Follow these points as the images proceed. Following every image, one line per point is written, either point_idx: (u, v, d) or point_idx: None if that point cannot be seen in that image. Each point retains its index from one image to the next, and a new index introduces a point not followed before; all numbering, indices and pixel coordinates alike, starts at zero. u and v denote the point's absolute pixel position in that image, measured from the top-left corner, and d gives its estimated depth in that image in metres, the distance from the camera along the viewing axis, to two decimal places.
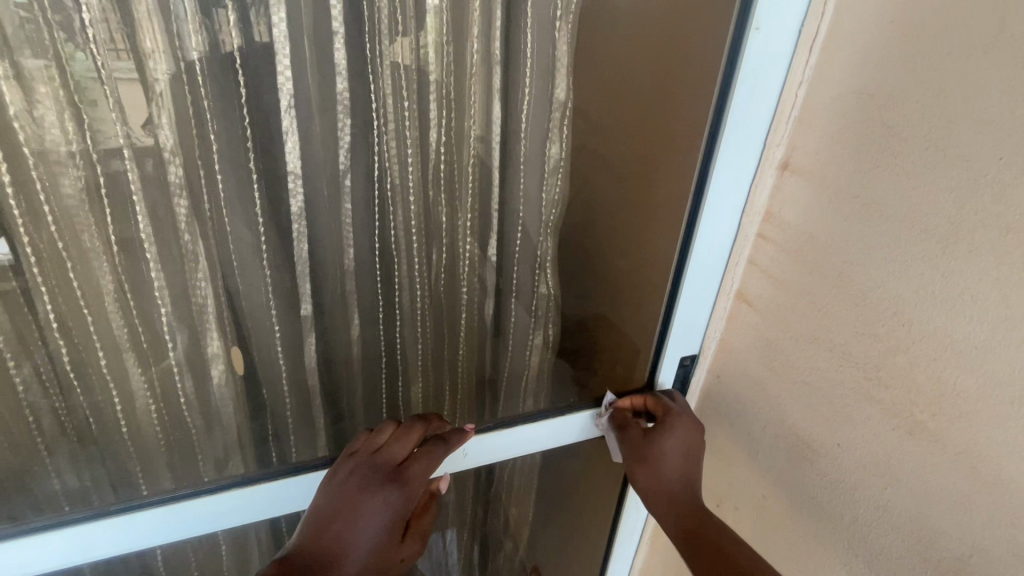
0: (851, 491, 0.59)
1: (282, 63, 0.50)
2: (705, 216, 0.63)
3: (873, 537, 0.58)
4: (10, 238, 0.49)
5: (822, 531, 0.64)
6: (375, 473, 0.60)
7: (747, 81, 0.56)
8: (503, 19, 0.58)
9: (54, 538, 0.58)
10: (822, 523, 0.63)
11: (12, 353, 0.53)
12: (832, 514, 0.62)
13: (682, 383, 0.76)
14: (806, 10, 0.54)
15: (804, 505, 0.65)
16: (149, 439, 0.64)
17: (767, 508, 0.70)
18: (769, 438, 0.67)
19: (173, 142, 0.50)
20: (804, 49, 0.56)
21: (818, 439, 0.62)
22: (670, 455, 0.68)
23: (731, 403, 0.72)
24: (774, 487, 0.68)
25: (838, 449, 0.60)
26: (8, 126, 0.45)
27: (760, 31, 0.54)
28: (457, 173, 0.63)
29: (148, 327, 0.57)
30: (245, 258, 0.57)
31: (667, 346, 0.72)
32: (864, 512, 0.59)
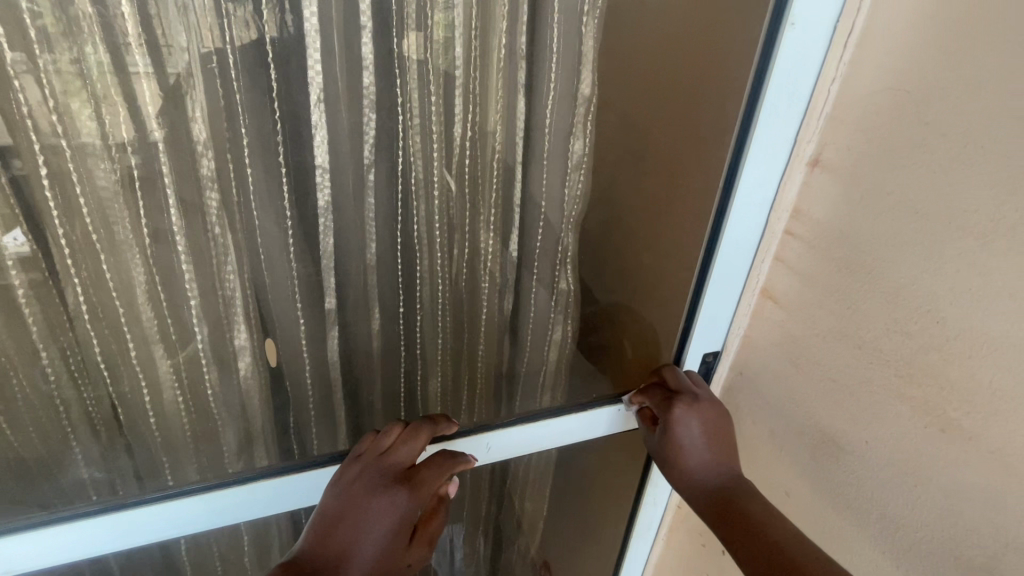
0: (876, 488, 0.59)
1: (312, 58, 0.50)
2: (733, 213, 0.63)
3: (900, 535, 0.58)
4: (46, 229, 0.50)
5: (847, 529, 0.64)
6: (385, 477, 0.61)
7: (781, 77, 0.56)
8: (529, 15, 0.58)
9: (86, 527, 0.59)
10: (847, 520, 0.63)
11: (44, 341, 0.54)
12: (858, 512, 0.62)
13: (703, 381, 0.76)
14: (843, 3, 0.54)
15: (828, 502, 0.65)
16: (175, 429, 0.64)
17: (789, 505, 0.70)
18: (793, 434, 0.68)
19: (205, 135, 0.50)
20: (839, 44, 0.55)
21: (844, 437, 0.62)
22: (687, 439, 0.69)
23: (754, 399, 0.72)
24: (797, 485, 0.68)
25: (864, 447, 0.60)
26: (45, 119, 0.45)
27: (795, 27, 0.54)
28: (481, 169, 0.64)
29: (177, 318, 0.57)
30: (273, 251, 0.58)
31: (690, 343, 0.72)
32: (891, 511, 0.59)
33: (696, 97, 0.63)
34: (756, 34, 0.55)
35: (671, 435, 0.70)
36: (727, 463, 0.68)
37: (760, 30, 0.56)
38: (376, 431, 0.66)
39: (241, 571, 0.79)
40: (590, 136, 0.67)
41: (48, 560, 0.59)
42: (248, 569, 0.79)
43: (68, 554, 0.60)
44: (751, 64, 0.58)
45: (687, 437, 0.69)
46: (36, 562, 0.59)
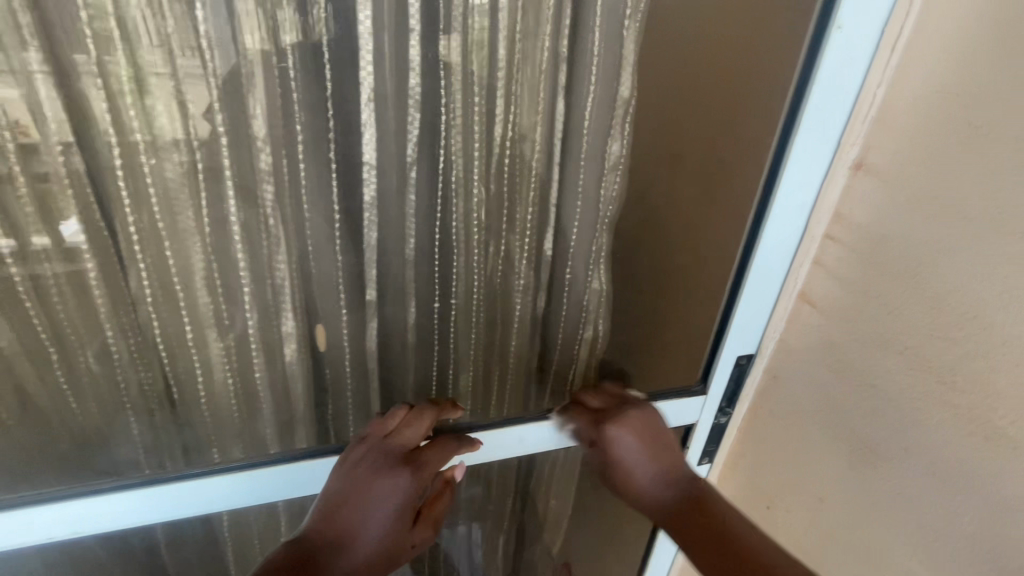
0: (913, 496, 0.59)
1: (364, 58, 0.53)
2: (773, 216, 0.62)
3: (941, 547, 0.57)
4: (118, 217, 0.53)
5: (884, 540, 0.63)
6: (389, 457, 0.62)
7: (827, 79, 0.55)
8: (572, 17, 0.59)
9: (134, 497, 0.63)
10: (885, 532, 0.62)
11: (111, 321, 0.59)
12: (897, 522, 0.61)
13: (738, 385, 0.76)
14: (893, 4, 0.53)
15: (867, 512, 0.64)
16: (224, 410, 0.67)
17: (824, 513, 0.69)
18: (826, 441, 0.67)
19: (265, 131, 0.53)
20: (889, 44, 0.54)
21: (884, 445, 0.61)
22: (626, 455, 0.69)
23: (791, 407, 0.71)
24: (834, 492, 0.67)
25: (903, 454, 0.59)
26: (123, 114, 0.49)
27: (842, 29, 0.53)
28: (520, 167, 0.65)
29: (232, 305, 0.60)
30: (319, 241, 0.60)
31: (723, 348, 0.72)
32: (934, 522, 0.57)
33: (735, 105, 0.64)
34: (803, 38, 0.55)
35: (611, 455, 0.70)
36: (674, 470, 0.69)
37: (806, 32, 0.55)
38: (381, 414, 0.68)
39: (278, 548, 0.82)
40: (628, 139, 0.67)
41: (108, 526, 0.65)
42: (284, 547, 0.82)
43: (120, 522, 0.65)
44: (795, 69, 0.57)
45: (625, 455, 0.69)
46: (99, 526, 0.64)
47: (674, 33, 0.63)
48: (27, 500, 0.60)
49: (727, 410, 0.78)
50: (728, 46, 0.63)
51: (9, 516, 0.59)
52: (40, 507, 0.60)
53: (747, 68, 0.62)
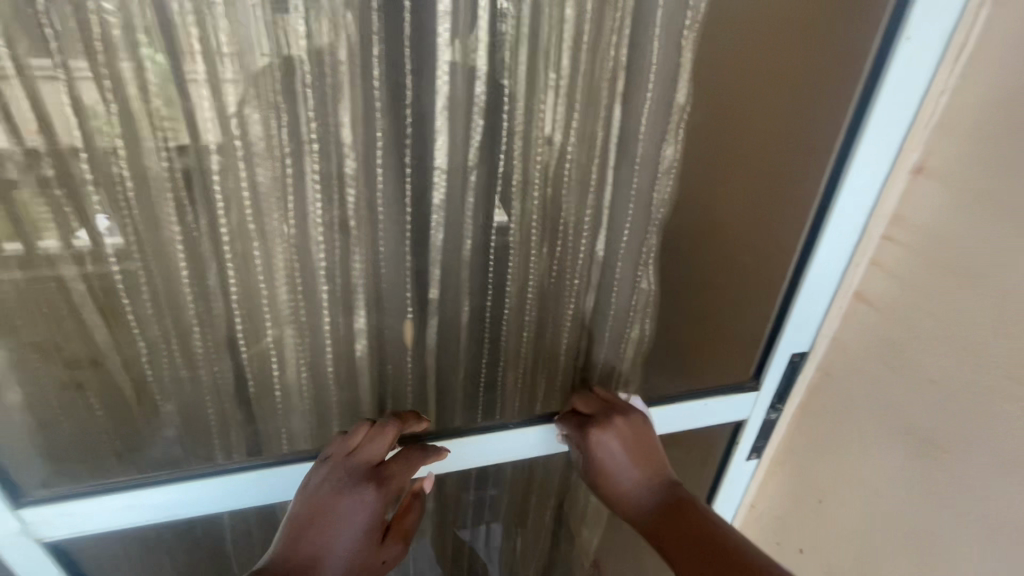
0: (983, 486, 0.63)
1: (441, 69, 0.56)
2: (837, 213, 0.70)
3: (1005, 531, 0.62)
4: (212, 219, 0.56)
5: (946, 528, 0.67)
6: (355, 473, 0.65)
7: (892, 88, 0.64)
8: (631, 27, 0.61)
9: (228, 481, 0.70)
10: (949, 520, 0.67)
11: (198, 319, 0.61)
12: (961, 510, 0.65)
13: (790, 378, 0.82)
14: (956, 25, 0.61)
15: (929, 501, 0.69)
16: (294, 403, 0.70)
17: (884, 503, 0.73)
18: (886, 434, 0.72)
19: (352, 137, 0.56)
20: (950, 61, 0.63)
21: (947, 436, 0.66)
22: (614, 460, 0.76)
23: (843, 400, 0.77)
24: (895, 483, 0.72)
25: (968, 444, 0.64)
26: (225, 122, 0.52)
27: (909, 41, 0.62)
28: (580, 171, 0.68)
29: (311, 302, 0.64)
30: (390, 242, 0.63)
31: (783, 337, 0.79)
32: (998, 508, 0.62)
33: (796, 111, 0.67)
34: (868, 50, 0.63)
35: (597, 458, 0.77)
36: (655, 475, 0.76)
37: (874, 45, 0.63)
38: (344, 431, 0.70)
39: None
40: (682, 142, 0.69)
41: (202, 510, 0.71)
42: None
43: (212, 505, 0.71)
44: (862, 80, 0.65)
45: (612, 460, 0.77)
46: (194, 509, 0.70)
47: (733, 35, 0.62)
48: (138, 482, 0.67)
49: (778, 407, 0.85)
50: (790, 50, 0.63)
51: (122, 495, 0.66)
52: (170, 486, 0.68)
53: (809, 75, 0.65)
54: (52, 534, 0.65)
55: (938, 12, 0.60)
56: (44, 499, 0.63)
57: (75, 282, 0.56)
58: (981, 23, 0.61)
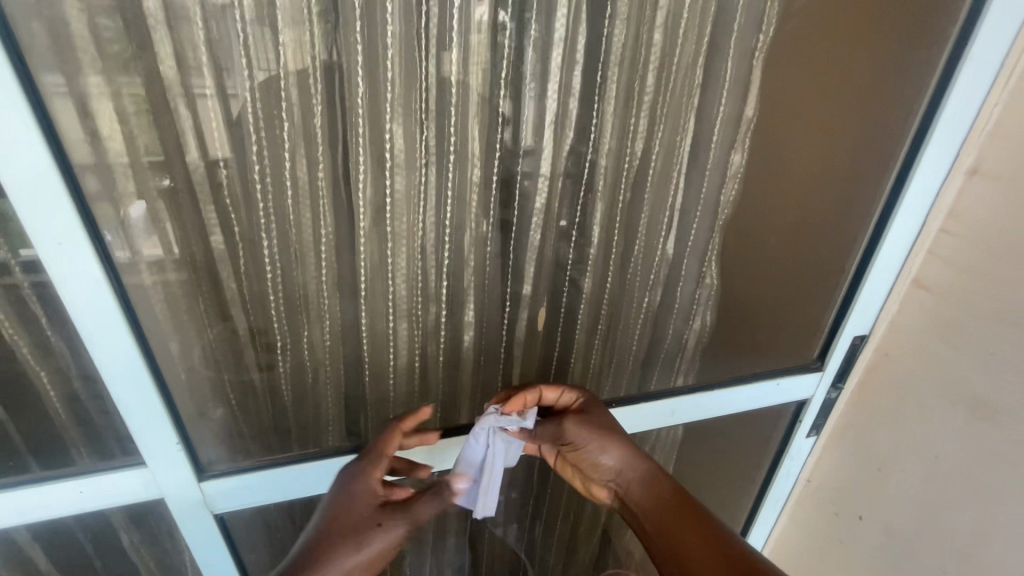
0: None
1: (551, 87, 0.64)
2: (900, 216, 0.76)
3: None
4: (353, 223, 0.63)
5: (1000, 489, 0.74)
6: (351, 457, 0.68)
7: (956, 100, 0.69)
8: (708, 48, 0.69)
9: None
10: (1002, 481, 0.73)
11: (328, 314, 0.68)
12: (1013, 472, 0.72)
13: (850, 360, 0.90)
14: (1013, 42, 0.68)
15: (984, 468, 0.75)
16: (401, 391, 0.77)
17: (937, 470, 0.81)
18: (940, 404, 0.80)
19: (477, 149, 0.64)
20: (1006, 73, 0.69)
21: (998, 406, 0.73)
22: (597, 449, 0.75)
23: (902, 379, 0.85)
24: (949, 453, 0.79)
25: (1014, 413, 0.71)
26: (374, 138, 0.59)
27: (974, 59, 0.67)
28: (658, 177, 0.76)
29: (425, 296, 0.71)
30: (496, 241, 0.71)
31: (844, 330, 0.86)
32: None
33: (859, 125, 0.77)
34: (933, 66, 0.70)
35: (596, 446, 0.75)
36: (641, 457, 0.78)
37: (940, 61, 0.69)
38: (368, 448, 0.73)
39: None
40: (748, 150, 0.78)
41: None
42: None
43: None
44: (925, 94, 0.71)
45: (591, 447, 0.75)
46: None
47: (795, 58, 0.75)
48: (302, 458, 0.73)
49: (838, 385, 0.93)
50: (852, 71, 0.75)
51: (290, 470, 0.72)
52: (326, 461, 0.74)
53: (874, 94, 0.75)
54: (224, 505, 0.72)
55: (997, 33, 0.66)
56: (222, 473, 0.70)
57: (229, 282, 0.63)
58: None
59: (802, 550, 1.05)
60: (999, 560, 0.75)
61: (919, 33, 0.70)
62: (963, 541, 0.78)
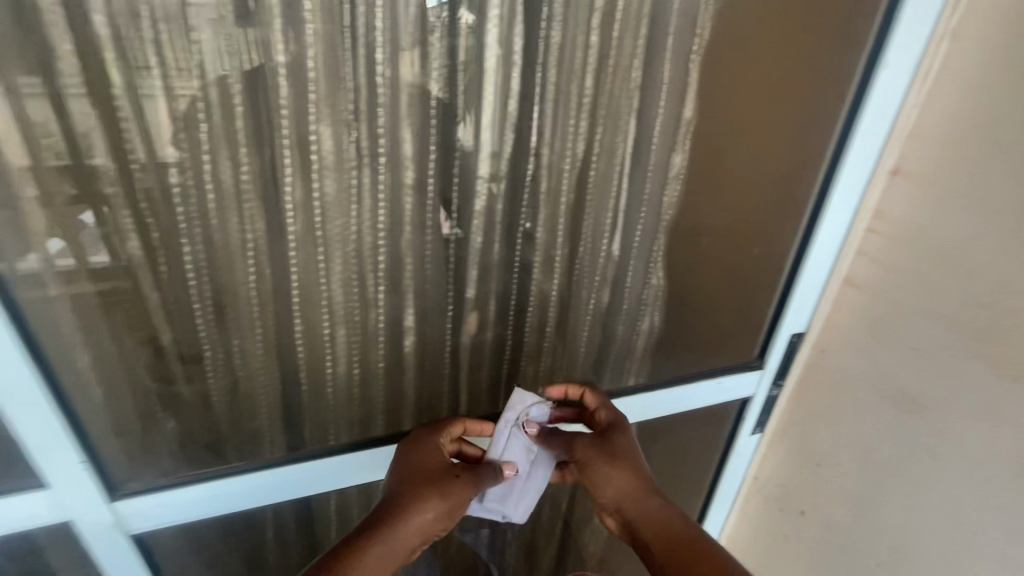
0: (959, 434, 0.74)
1: (487, 88, 0.63)
2: (828, 216, 0.81)
3: (977, 476, 0.73)
4: (281, 227, 0.61)
5: (929, 475, 0.78)
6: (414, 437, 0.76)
7: (875, 105, 0.74)
8: (646, 50, 0.69)
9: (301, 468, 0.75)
10: (931, 468, 0.78)
11: (260, 322, 0.66)
12: (939, 459, 0.76)
13: (789, 358, 0.92)
14: (926, 48, 0.72)
15: (914, 457, 0.79)
16: (342, 399, 0.75)
17: (869, 462, 0.84)
18: (874, 399, 0.83)
19: (410, 151, 0.62)
20: (921, 78, 0.73)
21: (926, 397, 0.77)
22: (615, 473, 0.76)
23: (837, 375, 0.87)
24: (882, 444, 0.82)
25: (940, 403, 0.75)
26: (301, 139, 0.57)
27: (888, 66, 0.72)
28: (599, 179, 0.76)
29: (363, 302, 0.69)
30: (437, 246, 0.69)
31: (781, 326, 0.89)
32: (974, 456, 0.73)
33: (789, 128, 0.78)
34: (853, 72, 0.74)
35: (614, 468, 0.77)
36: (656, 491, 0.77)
37: (859, 68, 0.74)
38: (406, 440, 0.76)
39: None
40: (689, 151, 0.78)
41: (271, 500, 0.76)
42: None
43: (281, 495, 0.76)
44: (846, 98, 0.75)
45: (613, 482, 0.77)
46: (263, 499, 0.75)
47: (736, 55, 0.72)
48: (218, 472, 0.71)
49: (779, 383, 0.95)
50: (788, 71, 0.74)
51: (204, 485, 0.70)
52: (250, 476, 0.72)
53: (802, 94, 0.76)
54: (140, 525, 0.70)
55: (909, 41, 0.71)
56: (134, 491, 0.68)
57: (149, 291, 0.60)
58: (947, 43, 0.71)
59: (753, 547, 1.07)
60: (930, 542, 0.79)
61: (843, 37, 0.72)
62: (896, 529, 0.82)
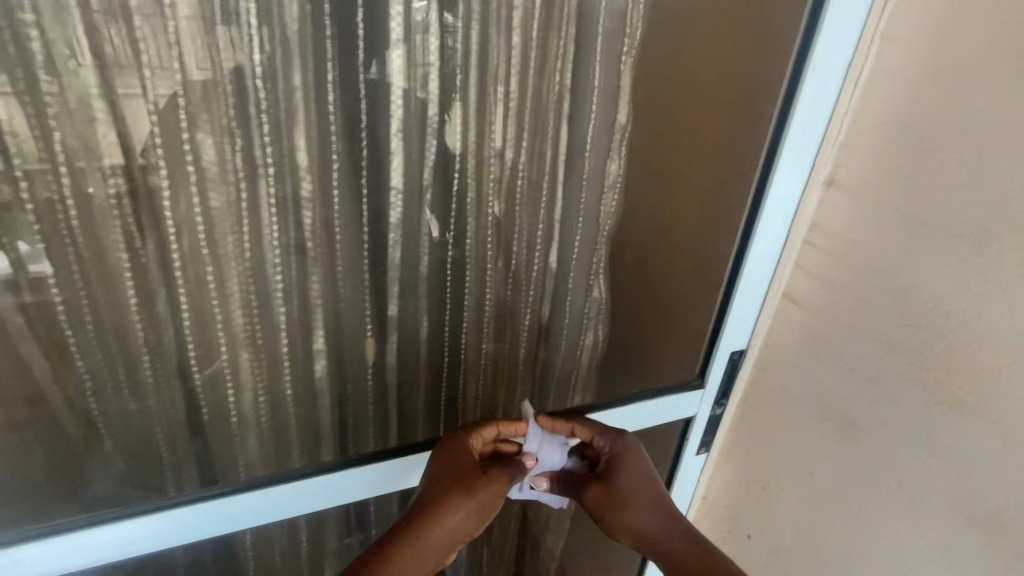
0: (896, 460, 0.71)
1: (395, 92, 0.58)
2: (759, 231, 0.75)
3: (920, 505, 0.69)
4: (163, 245, 0.55)
5: (872, 502, 0.74)
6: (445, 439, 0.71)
7: (802, 110, 0.68)
8: (575, 53, 0.65)
9: (203, 508, 0.67)
10: (872, 495, 0.74)
11: (147, 348, 0.60)
12: (879, 485, 0.73)
13: (731, 375, 0.88)
14: (855, 50, 0.67)
15: (857, 484, 0.76)
16: (252, 428, 0.69)
17: (814, 485, 0.81)
18: (816, 421, 0.79)
19: (307, 161, 0.57)
20: (852, 82, 0.69)
21: (865, 420, 0.73)
22: (630, 514, 0.74)
23: (781, 393, 0.84)
24: (827, 467, 0.79)
25: (879, 426, 0.72)
26: (176, 148, 0.51)
27: (816, 70, 0.66)
28: (528, 188, 0.71)
29: (266, 325, 0.63)
30: (349, 265, 0.64)
31: (721, 343, 0.84)
32: (913, 484, 0.69)
33: (724, 135, 0.74)
34: (781, 73, 0.68)
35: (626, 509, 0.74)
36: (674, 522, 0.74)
37: (785, 70, 0.68)
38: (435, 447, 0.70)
39: (295, 568, 0.83)
40: (625, 158, 0.75)
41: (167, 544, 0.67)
42: (300, 564, 0.83)
43: (179, 538, 0.68)
44: (773, 103, 0.70)
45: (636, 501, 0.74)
46: (158, 543, 0.67)
47: (666, 59, 0.70)
48: (103, 517, 0.63)
49: (722, 402, 0.90)
50: (721, 75, 0.71)
51: (85, 531, 0.62)
52: (123, 522, 0.64)
53: (735, 98, 0.72)
54: None
55: (838, 41, 0.66)
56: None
57: (11, 316, 0.53)
58: (877, 45, 0.67)
59: None
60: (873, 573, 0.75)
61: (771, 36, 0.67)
62: (841, 557, 0.79)
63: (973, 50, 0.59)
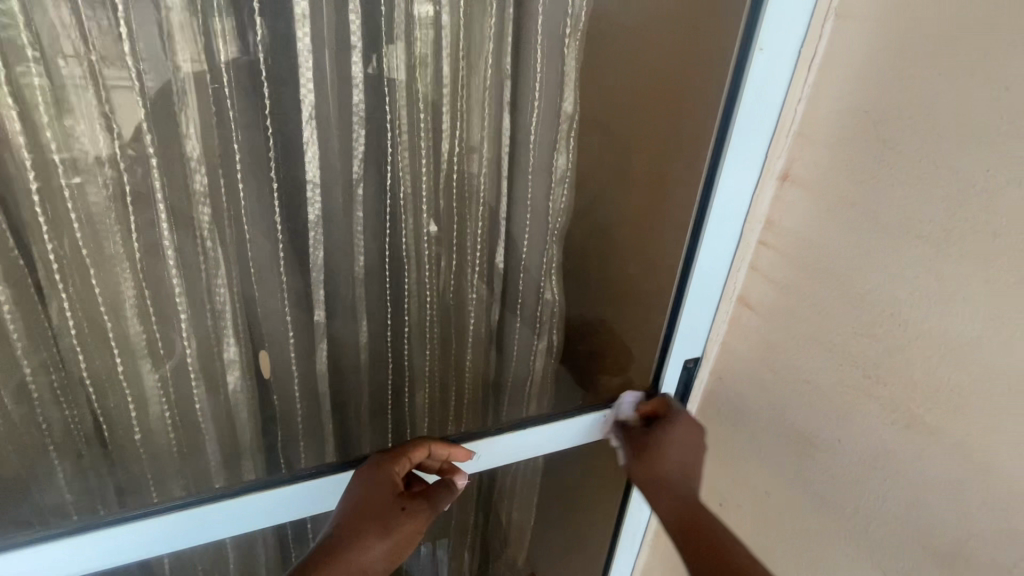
0: (855, 480, 0.66)
1: (305, 75, 0.51)
2: (709, 231, 0.70)
3: (877, 530, 0.65)
4: (37, 246, 0.49)
5: (832, 522, 0.69)
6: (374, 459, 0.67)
7: (751, 98, 0.62)
8: (514, 36, 0.60)
9: (91, 539, 0.60)
10: (832, 515, 0.69)
11: (28, 359, 0.54)
12: (837, 506, 0.69)
13: (686, 385, 0.83)
14: (806, 31, 0.61)
15: (816, 502, 0.71)
16: (161, 444, 0.63)
17: (772, 501, 0.76)
18: (772, 436, 0.74)
19: (200, 153, 0.51)
20: (805, 66, 0.62)
21: (823, 436, 0.68)
22: (676, 464, 0.78)
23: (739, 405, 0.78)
24: (786, 483, 0.74)
25: (838, 444, 0.67)
26: (38, 135, 0.45)
27: (763, 51, 0.60)
28: (466, 183, 0.65)
29: (167, 333, 0.57)
30: (263, 268, 0.58)
31: (673, 349, 0.78)
32: (872, 506, 0.65)
33: (675, 126, 0.69)
34: (728, 58, 0.63)
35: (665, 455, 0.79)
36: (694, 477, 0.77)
37: (732, 54, 0.62)
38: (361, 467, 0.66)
39: None
40: (574, 151, 0.70)
41: None
42: None
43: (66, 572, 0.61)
44: (722, 90, 0.64)
45: (676, 454, 0.79)
46: None
47: (618, 46, 0.65)
48: None
49: None
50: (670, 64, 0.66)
51: None
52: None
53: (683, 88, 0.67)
54: None
55: (787, 20, 0.59)
56: None
57: None
58: (833, 22, 0.60)
59: None
60: None
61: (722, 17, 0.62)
62: None
63: (938, 26, 0.52)
